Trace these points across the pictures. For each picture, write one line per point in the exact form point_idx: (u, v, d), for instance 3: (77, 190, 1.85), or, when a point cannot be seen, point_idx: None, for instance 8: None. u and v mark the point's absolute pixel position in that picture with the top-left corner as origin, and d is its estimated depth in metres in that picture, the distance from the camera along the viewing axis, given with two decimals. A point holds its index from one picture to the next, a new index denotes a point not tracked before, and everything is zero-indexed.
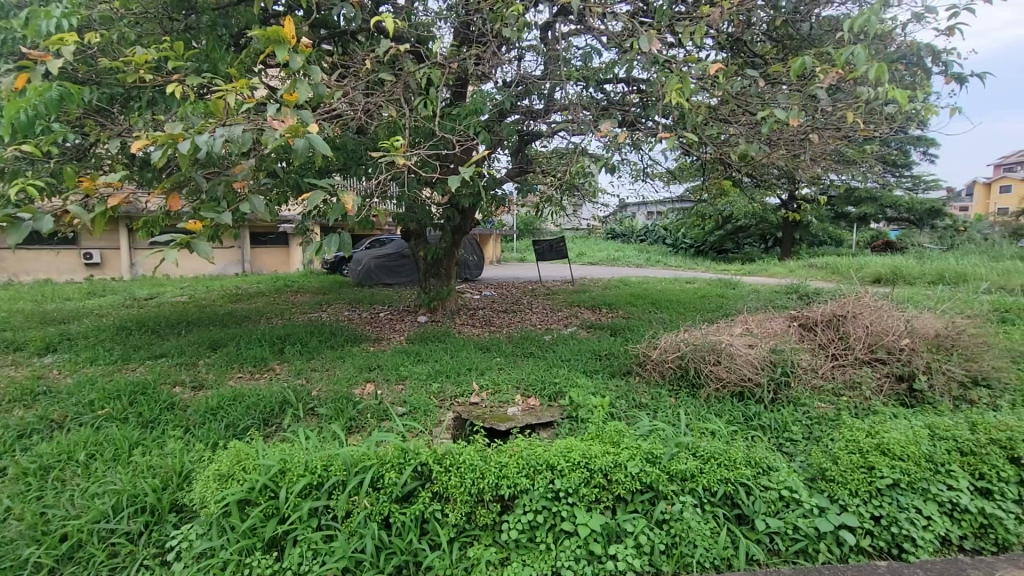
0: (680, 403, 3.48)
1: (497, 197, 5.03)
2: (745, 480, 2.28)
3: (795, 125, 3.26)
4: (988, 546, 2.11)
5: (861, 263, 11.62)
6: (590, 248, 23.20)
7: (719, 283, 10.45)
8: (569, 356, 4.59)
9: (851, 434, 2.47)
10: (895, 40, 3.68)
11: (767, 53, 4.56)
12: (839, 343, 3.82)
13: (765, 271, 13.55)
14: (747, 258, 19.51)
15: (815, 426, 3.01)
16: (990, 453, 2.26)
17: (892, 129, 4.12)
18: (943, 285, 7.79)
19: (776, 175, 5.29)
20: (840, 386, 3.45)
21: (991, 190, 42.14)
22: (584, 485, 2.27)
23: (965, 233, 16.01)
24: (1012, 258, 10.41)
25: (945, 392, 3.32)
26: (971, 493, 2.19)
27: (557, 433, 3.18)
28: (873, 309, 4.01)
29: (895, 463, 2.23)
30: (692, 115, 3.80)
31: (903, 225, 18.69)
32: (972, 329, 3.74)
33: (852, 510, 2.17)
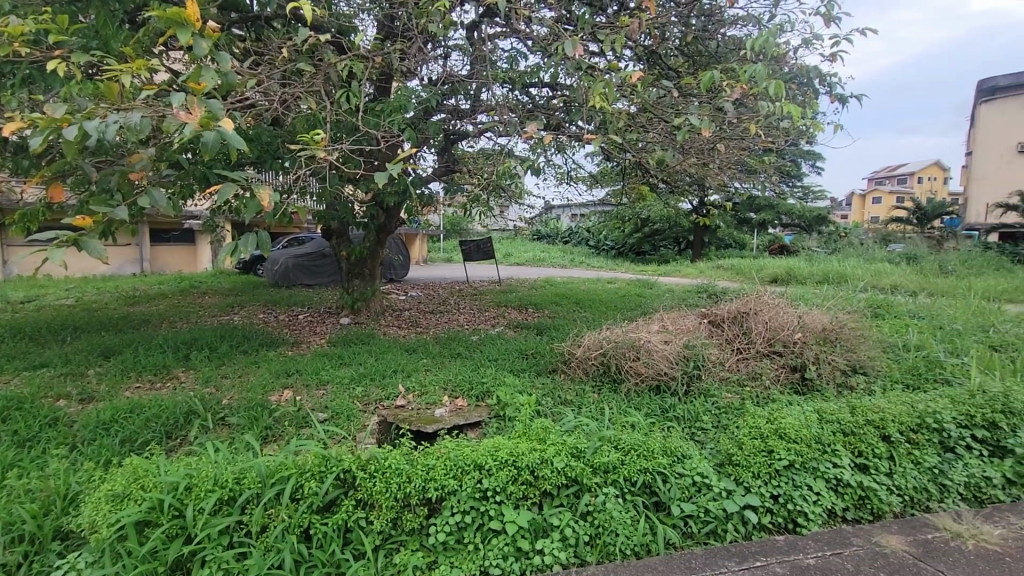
0: (602, 398, 3.62)
1: (423, 196, 4.96)
2: (662, 469, 2.42)
3: (706, 134, 3.49)
4: (866, 515, 2.38)
5: (762, 264, 12.69)
6: (517, 249, 23.50)
7: (638, 283, 10.99)
8: (496, 356, 4.62)
9: (754, 422, 2.70)
10: (788, 62, 4.06)
11: (680, 66, 4.87)
12: (743, 338, 4.16)
13: (679, 271, 14.43)
14: (663, 260, 20.67)
15: (723, 415, 3.25)
16: (867, 432, 2.56)
17: (787, 142, 4.54)
18: (829, 285, 8.70)
19: (688, 182, 5.65)
20: (744, 377, 3.75)
21: (866, 201, 47.64)
22: (512, 483, 2.30)
23: (846, 238, 17.99)
24: (883, 260, 11.83)
25: (831, 380, 3.71)
26: (852, 469, 2.46)
27: (484, 432, 3.20)
28: (771, 306, 4.40)
29: (791, 445, 2.46)
30: (613, 120, 3.97)
31: (796, 230, 20.65)
32: (852, 324, 4.21)
33: (755, 491, 2.37)
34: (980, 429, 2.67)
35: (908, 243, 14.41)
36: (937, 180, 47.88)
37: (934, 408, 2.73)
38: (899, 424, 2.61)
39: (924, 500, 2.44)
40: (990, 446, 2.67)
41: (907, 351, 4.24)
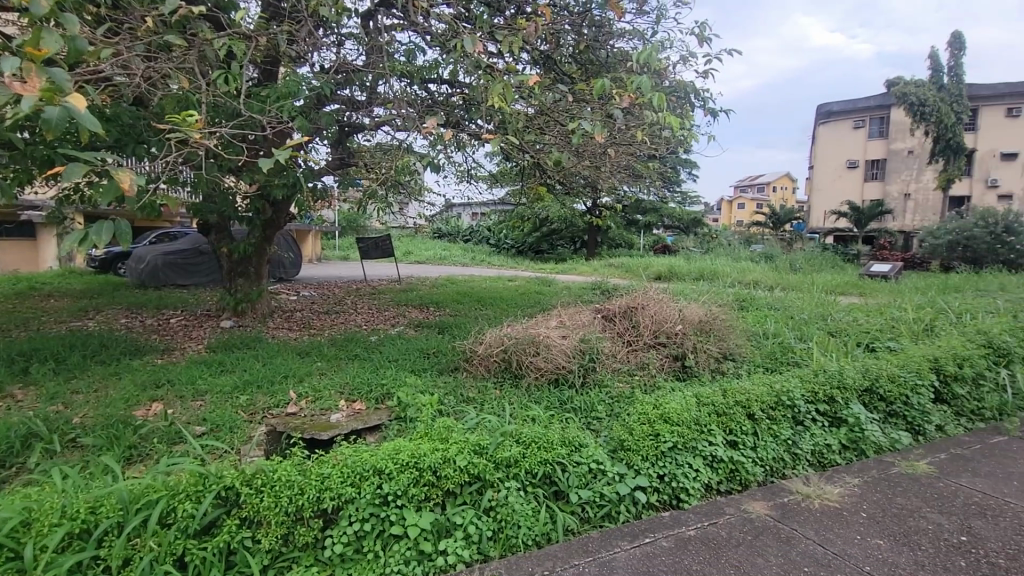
0: (504, 393, 3.69)
1: (315, 190, 4.68)
2: (561, 459, 2.52)
3: (599, 138, 3.68)
4: (736, 486, 2.67)
5: (647, 263, 13.70)
6: (417, 247, 23.07)
7: (536, 281, 11.31)
8: (396, 357, 4.50)
9: (643, 408, 2.91)
10: (669, 77, 4.41)
11: (573, 73, 5.08)
12: (632, 331, 4.46)
13: (575, 269, 15.10)
14: (560, 258, 21.49)
15: (615, 404, 3.46)
16: (736, 412, 2.87)
17: (669, 150, 4.94)
18: (704, 281, 9.62)
19: (582, 184, 5.93)
20: (633, 367, 4.03)
21: (733, 206, 53.37)
22: (413, 485, 2.26)
23: (717, 238, 20.02)
24: (747, 259, 13.36)
25: (707, 366, 4.10)
26: (725, 445, 2.75)
27: (385, 435, 3.11)
28: (656, 301, 4.77)
29: (674, 428, 2.69)
30: (512, 121, 4.05)
31: (676, 232, 22.55)
32: (723, 316, 4.71)
33: (644, 472, 2.56)
34: (822, 403, 3.11)
35: (766, 244, 16.41)
36: (788, 189, 55.01)
37: (788, 387, 3.13)
38: (761, 403, 2.96)
39: (782, 468, 2.79)
40: (830, 417, 3.12)
41: (767, 338, 4.82)
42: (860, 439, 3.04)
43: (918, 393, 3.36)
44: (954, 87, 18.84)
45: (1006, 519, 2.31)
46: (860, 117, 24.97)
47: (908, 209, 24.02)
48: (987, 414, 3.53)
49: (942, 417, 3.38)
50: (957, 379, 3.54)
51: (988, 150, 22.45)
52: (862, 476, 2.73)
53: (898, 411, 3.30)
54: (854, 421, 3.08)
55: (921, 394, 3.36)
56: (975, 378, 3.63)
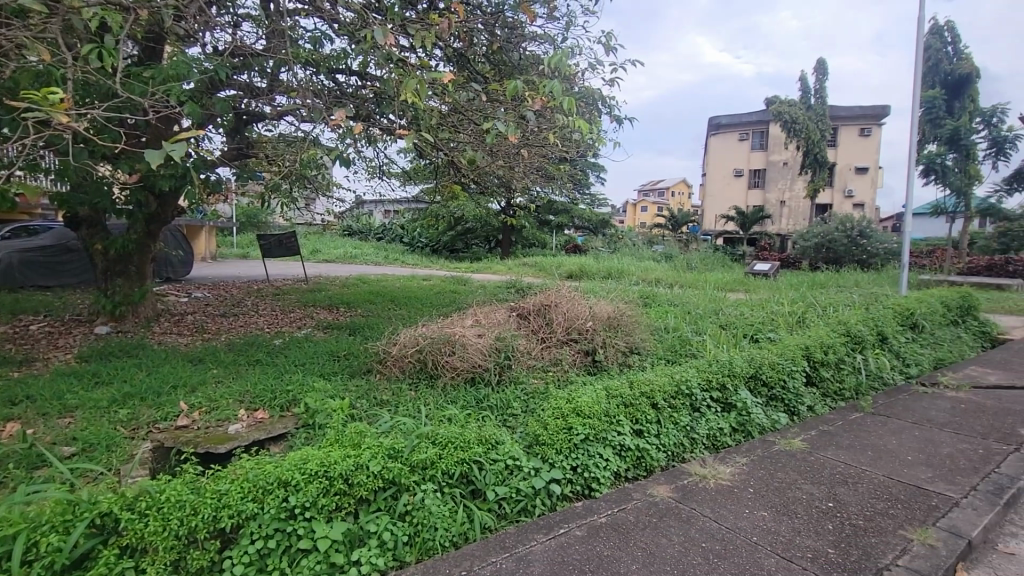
0: (419, 394, 3.64)
1: (209, 182, 4.29)
2: (478, 458, 2.53)
3: (512, 138, 3.72)
4: (642, 472, 2.83)
5: (559, 262, 14.12)
6: (325, 244, 22.00)
7: (451, 279, 11.24)
8: (303, 361, 4.25)
9: (556, 403, 3.00)
10: (578, 83, 4.57)
11: (487, 73, 5.10)
12: (546, 328, 4.59)
13: (490, 268, 15.19)
14: (475, 257, 21.52)
15: (531, 400, 3.53)
16: (642, 402, 3.05)
17: (578, 153, 5.14)
18: (612, 279, 10.11)
19: (496, 184, 5.98)
20: (547, 363, 4.14)
21: (636, 209, 56.59)
22: (323, 495, 2.15)
23: (623, 239, 21.12)
24: (650, 258, 14.22)
25: (615, 360, 4.31)
26: (632, 435, 2.91)
27: (291, 445, 2.93)
28: (568, 299, 4.95)
29: (586, 421, 2.81)
30: (425, 117, 3.98)
31: (586, 232, 23.48)
32: (629, 312, 4.98)
33: (558, 465, 2.64)
34: (716, 391, 3.40)
35: (666, 244, 17.59)
36: (684, 194, 59.38)
37: (686, 377, 3.38)
38: (663, 393, 3.17)
39: (682, 453, 3.01)
40: (722, 403, 3.42)
41: (668, 332, 5.17)
42: (747, 422, 3.36)
43: (793, 378, 3.78)
44: (819, 106, 21.22)
45: (862, 485, 2.67)
46: (745, 130, 27.56)
47: (784, 214, 26.91)
48: (846, 394, 4.06)
49: (812, 398, 3.84)
50: (824, 365, 4.03)
51: (846, 164, 25.73)
52: (749, 455, 3.02)
53: (777, 395, 3.69)
54: (742, 406, 3.40)
55: (795, 379, 3.79)
56: (837, 362, 4.16)
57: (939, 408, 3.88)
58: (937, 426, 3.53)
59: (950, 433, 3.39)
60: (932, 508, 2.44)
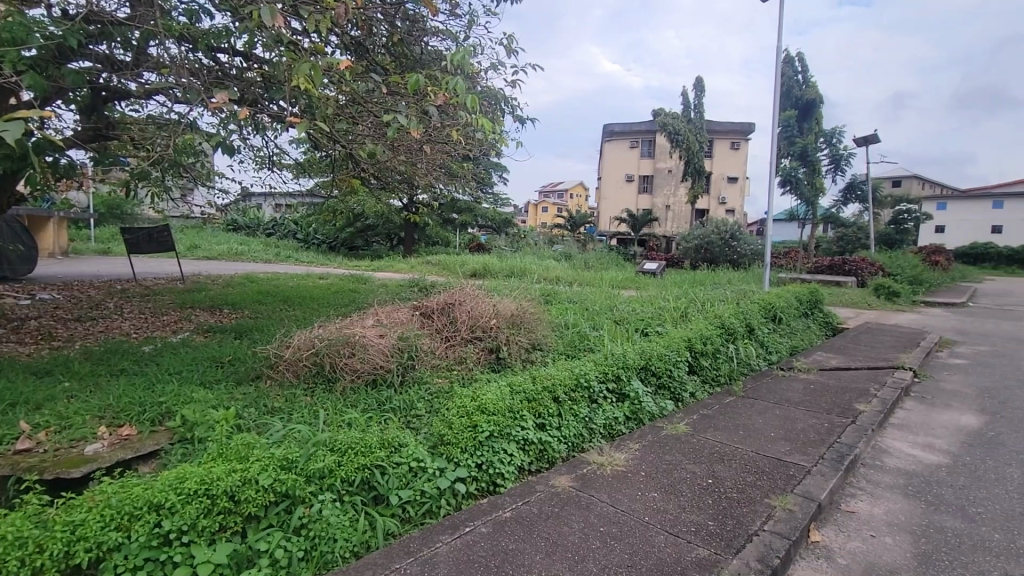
0: (316, 399, 3.44)
1: (57, 165, 3.71)
2: (379, 462, 2.45)
3: (415, 132, 3.65)
4: (544, 465, 2.92)
5: (463, 261, 14.11)
6: (205, 240, 19.97)
7: (350, 278, 10.76)
8: (179, 368, 3.83)
9: (461, 401, 3.00)
10: (480, 82, 4.61)
11: (387, 65, 4.96)
12: (450, 327, 4.57)
13: (392, 267, 14.78)
14: (376, 255, 20.81)
15: (435, 399, 3.49)
16: (544, 396, 3.14)
17: (481, 152, 5.17)
18: (515, 278, 10.30)
19: (397, 180, 5.83)
20: (451, 362, 4.12)
21: (538, 209, 58.22)
22: (205, 516, 1.96)
23: (525, 238, 21.61)
24: (550, 258, 14.70)
25: (518, 356, 4.38)
26: (534, 428, 2.99)
27: (165, 464, 2.63)
28: (472, 297, 4.96)
29: (490, 418, 2.83)
30: (321, 106, 3.76)
31: (489, 231, 23.69)
32: (532, 310, 5.10)
33: (463, 464, 2.64)
34: (611, 382, 3.60)
35: (566, 244, 18.30)
36: (581, 197, 62.25)
37: (585, 370, 3.54)
38: (564, 387, 3.29)
39: (581, 443, 3.15)
40: (617, 394, 3.63)
41: (568, 328, 5.38)
42: (639, 410, 3.60)
43: (678, 367, 4.12)
44: (698, 120, 23.30)
45: (735, 461, 2.98)
46: (635, 138, 29.50)
47: (669, 217, 29.21)
48: (722, 380, 4.50)
49: (694, 385, 4.21)
50: (703, 355, 4.44)
51: (721, 173, 28.55)
52: (641, 441, 3.24)
53: (665, 383, 4.00)
54: (634, 395, 3.64)
55: (679, 368, 4.13)
56: (715, 352, 4.61)
57: (794, 389, 4.45)
58: (794, 405, 4.05)
59: (804, 410, 3.90)
60: (791, 477, 2.79)
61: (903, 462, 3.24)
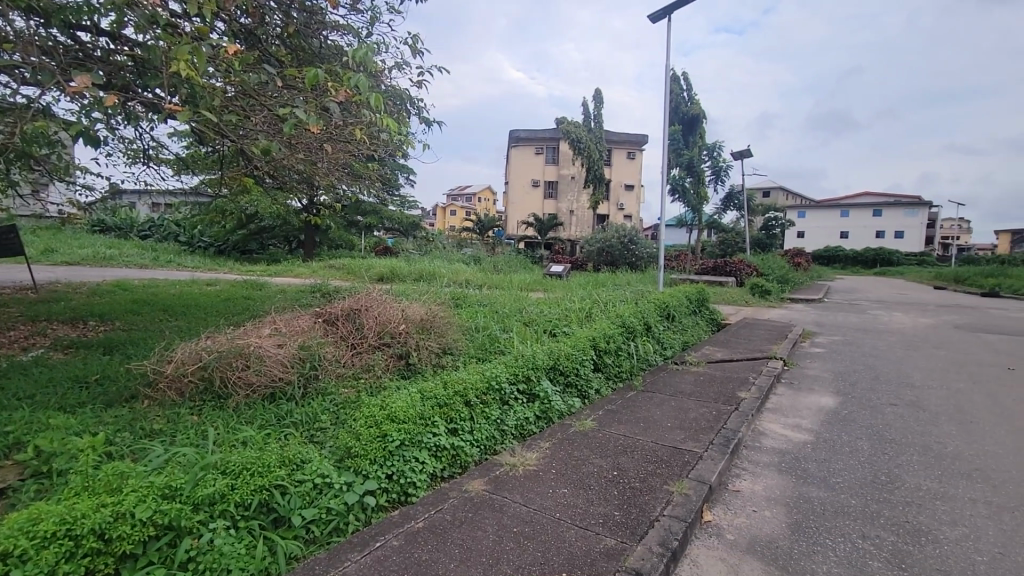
0: (204, 418, 3.14)
1: None
2: (280, 482, 2.29)
3: (315, 129, 3.46)
4: (457, 470, 2.89)
5: (368, 265, 13.61)
6: (63, 242, 17.43)
7: (243, 284, 9.96)
8: (32, 391, 3.31)
9: (369, 411, 2.89)
10: (384, 81, 4.48)
11: (282, 57, 4.66)
12: (356, 333, 4.39)
13: (290, 271, 13.90)
14: (272, 259, 19.45)
15: (341, 410, 3.33)
16: (455, 401, 3.12)
17: (387, 153, 5.03)
18: (424, 282, 10.15)
19: (296, 180, 5.50)
20: (358, 371, 3.96)
21: (446, 212, 57.83)
22: (66, 561, 1.71)
23: (433, 241, 21.37)
24: (459, 261, 14.64)
25: (428, 362, 4.30)
26: (446, 434, 2.95)
27: (14, 504, 2.26)
28: (379, 302, 4.81)
29: (401, 426, 2.75)
30: (206, 97, 3.44)
31: (396, 234, 23.12)
32: (441, 314, 5.05)
33: (373, 476, 2.54)
34: (522, 383, 3.66)
35: (475, 248, 18.36)
36: (489, 201, 62.85)
37: (496, 373, 3.57)
38: (475, 390, 3.29)
39: (494, 445, 3.16)
40: (527, 394, 3.70)
41: (478, 332, 5.40)
42: (549, 409, 3.70)
43: (583, 366, 4.29)
44: (598, 129, 24.52)
45: (637, 452, 3.16)
46: (540, 145, 30.37)
47: (573, 222, 30.41)
48: (624, 376, 4.77)
49: (599, 382, 4.41)
50: (606, 353, 4.67)
51: (619, 181, 30.26)
52: (551, 439, 3.33)
53: (572, 382, 4.15)
54: (544, 395, 3.73)
55: (585, 366, 4.31)
56: (617, 350, 4.87)
57: (687, 381, 4.82)
58: (686, 396, 4.39)
59: (695, 400, 4.25)
60: (686, 463, 3.02)
61: (777, 442, 3.64)
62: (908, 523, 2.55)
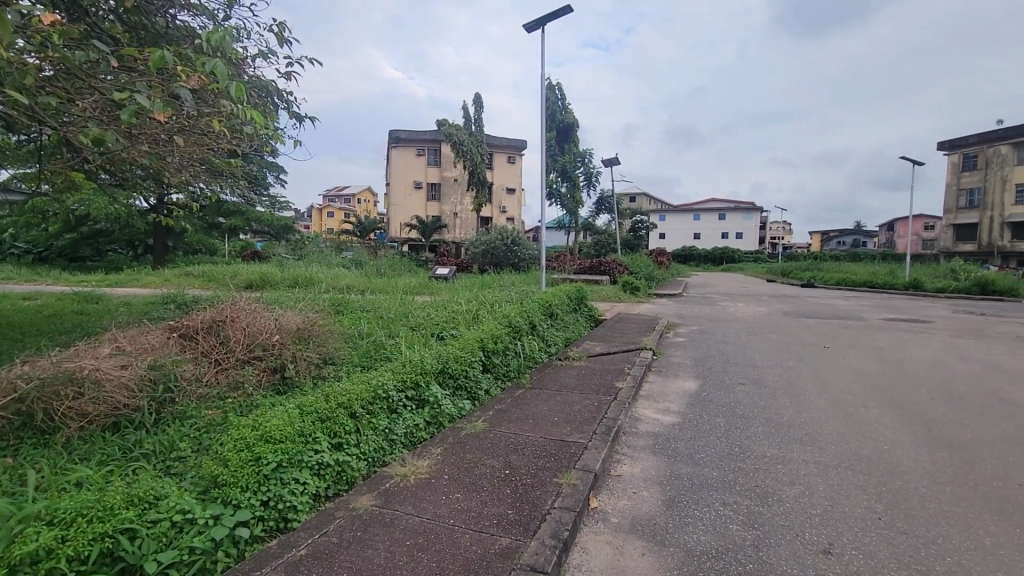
0: (23, 460, 2.61)
1: None
2: (127, 525, 1.98)
3: (161, 118, 3.03)
4: (343, 487, 2.70)
5: (234, 271, 12.34)
6: None
7: (72, 297, 8.46)
8: None
9: (238, 433, 2.62)
10: (246, 71, 4.08)
11: (118, 34, 4.03)
12: (220, 348, 3.95)
13: (136, 280, 12.12)
14: (112, 266, 16.83)
15: (204, 435, 2.98)
16: (338, 414, 2.93)
17: (252, 148, 4.60)
18: (299, 288, 9.46)
19: (140, 176, 4.81)
20: (224, 390, 3.57)
21: (322, 214, 54.55)
22: None
23: (309, 244, 20.02)
24: (340, 266, 13.89)
25: (307, 373, 4.00)
26: (330, 450, 2.76)
27: None
28: (248, 312, 4.38)
29: (277, 446, 2.53)
30: (15, 73, 2.86)
31: (266, 237, 21.29)
32: (321, 322, 4.74)
33: (246, 505, 2.29)
34: (410, 389, 3.56)
35: (357, 251, 17.59)
36: (369, 202, 60.52)
37: (382, 381, 3.43)
38: (360, 400, 3.12)
39: (382, 456, 3.03)
40: (416, 400, 3.60)
41: (362, 339, 5.15)
42: (439, 413, 3.64)
43: (472, 368, 4.30)
44: (479, 133, 24.82)
45: (527, 449, 3.24)
46: (421, 146, 29.96)
47: (457, 224, 30.48)
48: (512, 374, 4.87)
49: (488, 383, 4.45)
50: (495, 353, 4.72)
51: (501, 184, 30.92)
52: (442, 445, 3.27)
53: (461, 384, 4.14)
54: (433, 399, 3.66)
55: (474, 368, 4.31)
56: (504, 349, 4.95)
57: (570, 376, 5.07)
58: (570, 389, 4.61)
59: (578, 393, 4.47)
60: (573, 455, 3.16)
61: (651, 426, 3.96)
62: (758, 488, 2.92)
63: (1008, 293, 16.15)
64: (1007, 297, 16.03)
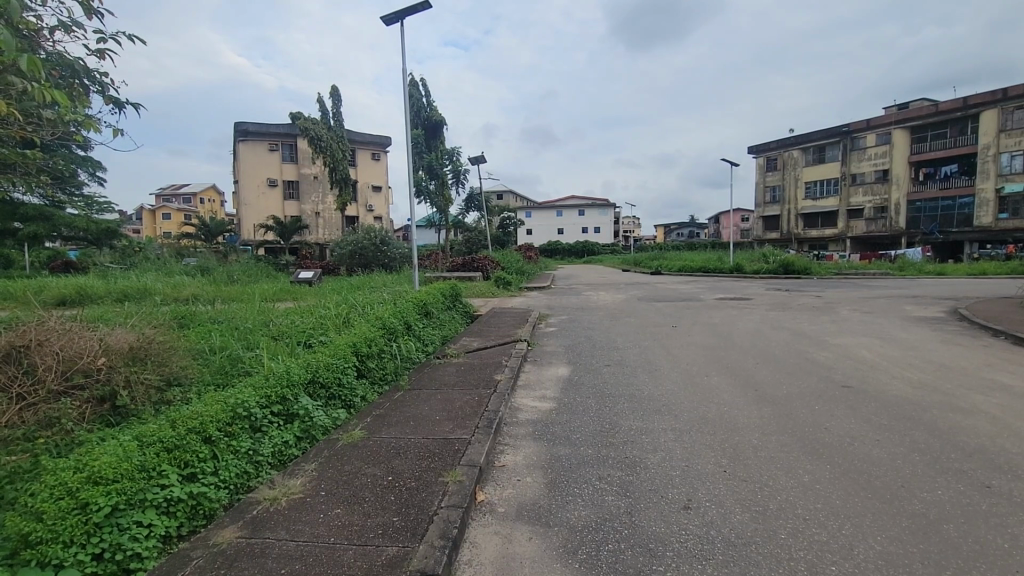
0: None
1: None
2: None
3: None
4: (199, 523, 2.37)
5: (38, 286, 10.19)
6: None
7: None
8: None
9: (56, 478, 2.19)
10: (43, 47, 3.33)
11: None
12: (24, 379, 3.22)
13: None
14: None
15: (4, 487, 2.42)
16: (189, 441, 2.58)
17: (55, 137, 3.77)
18: (127, 301, 8.12)
19: None
20: (33, 429, 2.95)
21: (155, 215, 47.49)
22: None
23: (141, 250, 17.27)
24: (181, 274, 12.26)
25: (146, 399, 3.46)
26: (180, 484, 2.41)
27: None
28: (62, 333, 3.64)
29: (110, 488, 2.14)
30: None
31: (81, 245, 17.89)
32: (160, 338, 4.10)
33: (71, 563, 1.91)
34: (276, 404, 3.25)
35: (201, 256, 15.64)
36: (215, 202, 54.26)
37: (241, 399, 3.07)
38: (217, 423, 2.77)
39: (246, 482, 2.72)
40: (283, 416, 3.30)
41: (214, 353, 4.57)
42: (311, 426, 3.37)
43: (345, 375, 4.06)
44: (338, 128, 23.53)
45: (410, 452, 3.16)
46: (273, 140, 27.52)
47: (319, 225, 28.67)
48: (388, 378, 4.70)
49: (364, 389, 4.24)
50: (369, 357, 4.50)
51: (366, 182, 29.72)
52: (316, 459, 3.05)
53: (334, 393, 3.89)
54: (304, 412, 3.39)
55: (348, 374, 4.09)
56: (379, 351, 4.75)
57: (450, 373, 5.07)
58: (449, 387, 4.59)
59: (458, 390, 4.47)
60: (456, 452, 3.15)
61: (531, 414, 4.11)
62: (628, 458, 3.19)
63: (803, 271, 19.70)
64: (803, 275, 19.54)
